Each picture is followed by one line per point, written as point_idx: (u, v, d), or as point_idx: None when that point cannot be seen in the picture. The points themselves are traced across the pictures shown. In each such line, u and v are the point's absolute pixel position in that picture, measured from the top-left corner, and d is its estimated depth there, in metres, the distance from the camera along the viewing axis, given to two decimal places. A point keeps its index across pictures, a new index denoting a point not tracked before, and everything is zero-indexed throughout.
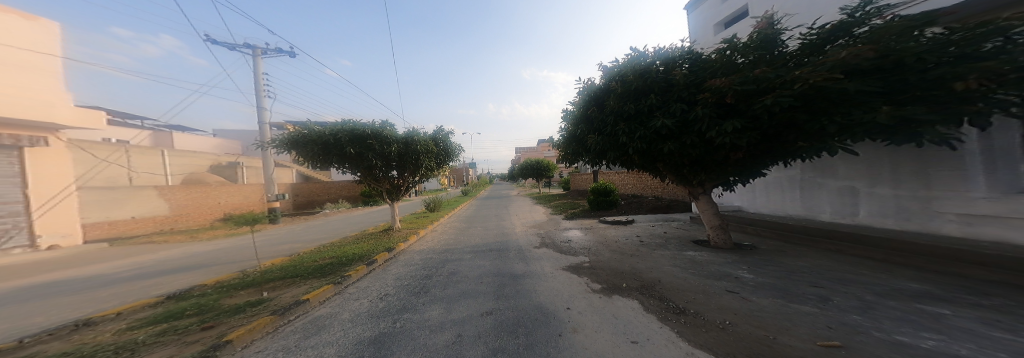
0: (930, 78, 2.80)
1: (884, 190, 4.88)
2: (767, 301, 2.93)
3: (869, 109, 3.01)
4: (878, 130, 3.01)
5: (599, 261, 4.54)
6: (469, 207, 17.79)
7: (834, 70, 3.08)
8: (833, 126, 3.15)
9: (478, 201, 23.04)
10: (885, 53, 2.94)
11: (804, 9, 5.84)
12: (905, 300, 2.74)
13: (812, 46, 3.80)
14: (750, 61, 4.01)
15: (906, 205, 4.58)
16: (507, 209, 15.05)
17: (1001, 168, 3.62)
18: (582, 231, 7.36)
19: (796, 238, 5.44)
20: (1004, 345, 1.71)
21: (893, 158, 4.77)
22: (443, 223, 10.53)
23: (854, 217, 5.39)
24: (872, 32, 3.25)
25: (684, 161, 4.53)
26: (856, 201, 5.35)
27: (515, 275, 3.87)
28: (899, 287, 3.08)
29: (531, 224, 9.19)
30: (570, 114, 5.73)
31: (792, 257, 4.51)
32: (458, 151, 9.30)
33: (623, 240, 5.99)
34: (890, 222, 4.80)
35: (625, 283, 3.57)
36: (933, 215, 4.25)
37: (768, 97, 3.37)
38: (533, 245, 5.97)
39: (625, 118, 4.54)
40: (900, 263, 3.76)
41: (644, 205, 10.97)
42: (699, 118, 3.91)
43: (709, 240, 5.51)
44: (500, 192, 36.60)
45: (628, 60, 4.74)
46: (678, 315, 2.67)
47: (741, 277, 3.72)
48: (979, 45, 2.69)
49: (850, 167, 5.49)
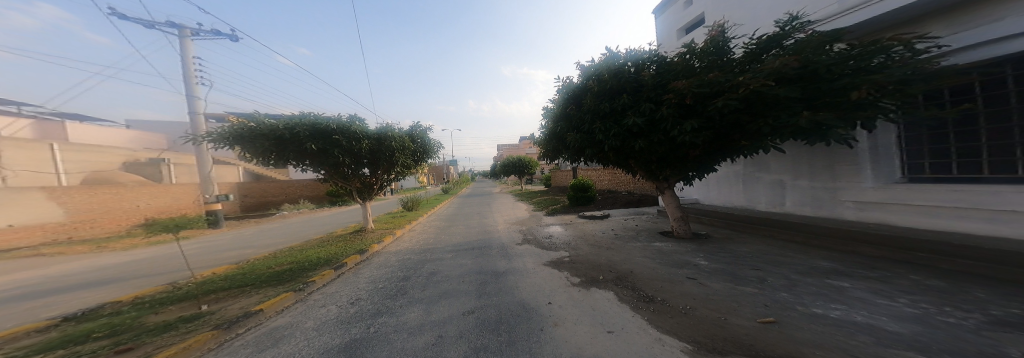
0: (837, 87, 3.31)
1: (804, 182, 5.66)
2: (721, 285, 3.24)
3: (794, 113, 3.49)
4: (799, 132, 3.51)
5: (577, 255, 4.71)
6: (451, 205, 17.41)
7: (768, 77, 3.48)
8: (767, 128, 3.61)
9: (459, 199, 22.48)
10: (805, 64, 3.40)
11: (749, 21, 6.48)
12: (819, 276, 3.22)
13: (752, 54, 4.25)
14: (706, 66, 4.38)
15: (820, 195, 5.36)
16: (486, 207, 14.90)
17: (882, 162, 4.46)
18: (563, 227, 7.56)
19: (741, 226, 6.11)
20: (884, 310, 2.09)
21: (810, 155, 5.55)
22: (422, 222, 10.19)
23: (782, 206, 6.17)
24: (796, 45, 3.74)
25: (652, 158, 4.86)
26: (783, 192, 6.13)
27: (496, 272, 3.87)
28: (814, 265, 3.61)
29: (512, 221, 9.21)
30: (551, 111, 5.86)
31: (739, 243, 5.07)
32: (437, 148, 9.08)
33: (601, 234, 6.28)
34: (808, 210, 5.60)
35: (602, 275, 3.74)
36: (837, 203, 5.06)
37: (720, 100, 3.72)
38: (515, 242, 5.98)
39: (601, 116, 4.75)
40: (815, 245, 4.42)
41: (619, 200, 11.54)
42: (665, 118, 4.20)
43: (672, 231, 5.97)
44: (478, 189, 36.00)
45: (603, 60, 4.93)
46: (647, 303, 2.87)
47: (698, 264, 4.10)
48: (869, 61, 3.27)
49: (778, 162, 6.27)
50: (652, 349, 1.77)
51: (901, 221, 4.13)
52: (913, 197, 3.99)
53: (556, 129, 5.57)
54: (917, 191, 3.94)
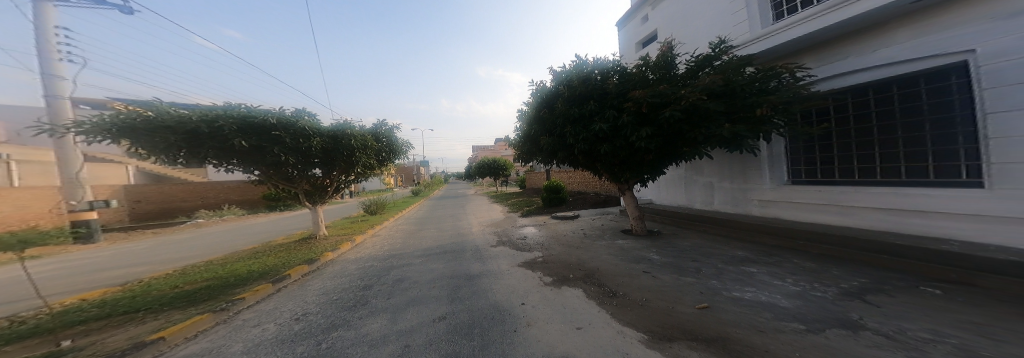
0: (747, 104, 4.01)
1: (726, 184, 6.59)
2: (669, 277, 3.59)
3: (720, 124, 4.10)
4: (724, 141, 4.14)
5: (551, 255, 4.83)
6: (422, 208, 16.57)
7: (703, 92, 4.03)
8: (701, 137, 4.18)
9: (429, 202, 21.50)
10: (728, 83, 4.03)
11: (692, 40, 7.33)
12: (738, 264, 3.77)
13: (692, 70, 4.85)
14: (658, 78, 4.87)
15: (736, 195, 6.30)
16: (458, 209, 14.46)
17: (777, 167, 5.53)
18: (537, 227, 7.64)
19: (683, 222, 6.86)
20: (784, 290, 2.52)
21: (729, 160, 6.51)
22: (384, 226, 9.52)
23: (710, 205, 7.06)
24: (721, 66, 4.40)
25: (615, 161, 5.22)
26: (711, 192, 7.04)
27: (469, 276, 3.78)
28: (732, 255, 4.23)
29: (486, 223, 9.10)
30: (525, 114, 5.98)
31: (684, 238, 5.69)
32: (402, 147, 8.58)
33: (572, 234, 6.53)
34: (728, 207, 6.52)
35: (572, 274, 3.88)
36: (747, 201, 6.06)
37: (668, 110, 4.18)
38: (489, 244, 5.91)
39: (572, 120, 4.99)
40: (739, 237, 5.16)
41: (590, 200, 12.11)
42: (625, 125, 4.56)
43: (631, 229, 6.46)
44: (450, 192, 34.81)
45: (573, 66, 5.18)
46: (611, 298, 3.06)
47: (652, 259, 4.49)
48: (768, 83, 4.03)
49: (709, 166, 7.12)
50: (620, 343, 1.87)
51: (790, 215, 5.21)
52: (797, 196, 5.10)
53: (529, 132, 5.69)
54: (802, 191, 5.03)
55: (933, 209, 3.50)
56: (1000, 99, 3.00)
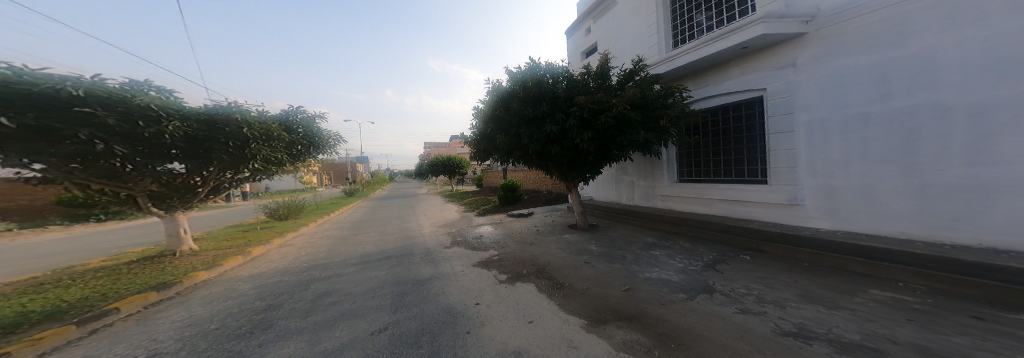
0: (653, 115, 4.85)
1: (640, 183, 7.55)
2: (605, 266, 3.95)
3: (637, 131, 4.78)
4: (640, 146, 4.88)
5: (506, 253, 4.78)
6: (361, 209, 14.67)
7: (628, 102, 4.59)
8: (625, 142, 4.80)
9: (370, 202, 19.17)
10: (644, 96, 4.73)
11: (620, 55, 8.15)
12: (655, 254, 4.42)
13: (620, 82, 5.46)
14: (598, 87, 5.30)
15: (647, 192, 7.31)
16: (405, 210, 13.18)
17: (670, 167, 6.62)
18: (493, 226, 7.51)
19: (614, 215, 7.68)
20: None
21: (639, 163, 7.51)
22: (296, 233, 7.93)
23: (630, 200, 8.00)
24: (638, 81, 5.15)
25: (564, 161, 5.50)
26: (629, 189, 8.00)
27: (418, 280, 3.44)
28: (649, 245, 4.92)
29: (439, 224, 8.53)
30: (480, 111, 5.82)
31: (618, 230, 6.36)
32: (323, 141, 7.24)
33: (526, 231, 6.62)
34: (642, 202, 7.49)
35: (525, 269, 3.90)
36: (653, 198, 7.09)
37: (604, 117, 4.61)
38: (442, 246, 5.54)
39: (527, 121, 5.07)
40: (659, 228, 6.01)
41: (542, 198, 12.56)
42: (571, 128, 4.83)
43: (576, 223, 6.91)
44: (394, 191, 31.75)
45: (527, 68, 5.25)
46: (559, 289, 3.18)
47: (592, 250, 4.88)
48: (666, 99, 4.95)
49: (629, 167, 7.89)
50: (571, 334, 2.15)
51: (682, 206, 6.30)
52: (681, 190, 6.27)
53: (486, 130, 5.60)
54: (685, 187, 6.17)
55: (753, 200, 4.88)
56: (777, 125, 4.52)
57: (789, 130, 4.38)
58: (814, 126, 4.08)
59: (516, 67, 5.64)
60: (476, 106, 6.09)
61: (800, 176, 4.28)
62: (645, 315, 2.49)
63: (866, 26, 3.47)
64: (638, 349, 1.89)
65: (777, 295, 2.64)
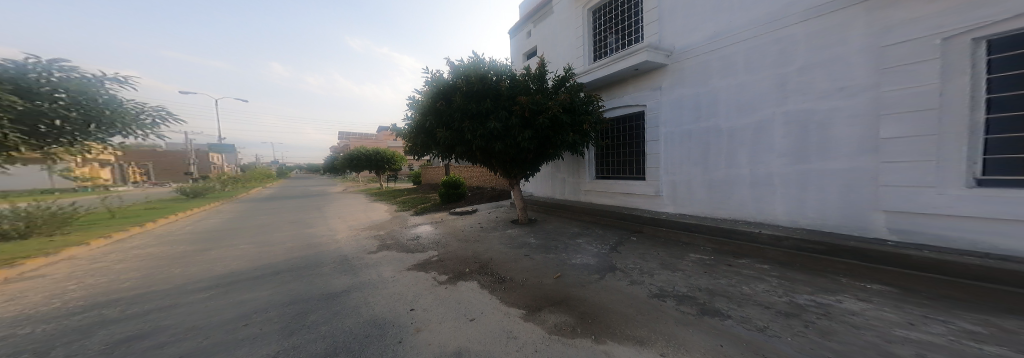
0: (578, 119, 5.34)
1: (566, 179, 8.15)
2: (542, 257, 4.23)
3: (570, 133, 5.18)
4: (571, 146, 5.34)
5: (446, 252, 4.57)
6: (262, 210, 11.94)
7: (561, 106, 4.94)
8: (560, 142, 5.16)
9: (275, 201, 15.81)
10: (572, 103, 5.19)
11: (554, 61, 8.68)
12: (585, 244, 4.90)
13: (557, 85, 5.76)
14: (538, 88, 5.49)
15: (571, 188, 7.98)
16: (322, 211, 11.18)
17: (585, 166, 7.37)
18: (432, 226, 7.10)
19: (548, 210, 8.18)
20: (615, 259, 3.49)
21: (564, 162, 8.14)
22: (88, 257, 5.25)
23: (557, 196, 8.60)
24: (567, 86, 5.59)
25: (506, 158, 5.58)
26: (556, 186, 8.60)
27: (328, 294, 2.96)
28: (580, 237, 5.42)
29: (365, 226, 7.52)
30: (417, 104, 5.38)
31: (554, 223, 6.80)
32: (119, 118, 5.25)
33: (468, 228, 6.49)
34: (569, 197, 8.11)
35: (467, 267, 3.81)
36: (576, 193, 7.78)
37: (545, 117, 4.84)
38: (367, 251, 4.92)
39: (469, 116, 4.94)
40: (587, 220, 6.67)
41: (484, 194, 12.51)
42: (513, 127, 4.92)
43: (518, 218, 7.10)
44: (310, 188, 27.03)
45: (471, 62, 5.12)
46: (502, 284, 3.22)
47: (532, 243, 5.11)
48: (590, 106, 5.54)
49: (555, 165, 8.48)
50: (510, 325, 2.22)
51: (597, 199, 7.13)
52: (597, 186, 7.07)
53: (422, 123, 5.23)
54: (599, 183, 6.98)
55: (637, 192, 6.06)
56: (650, 134, 5.79)
57: (655, 139, 5.70)
58: (669, 137, 5.46)
59: (459, 61, 5.44)
60: (412, 98, 5.61)
61: (659, 173, 5.64)
62: (572, 298, 2.88)
63: (694, 65, 5.03)
64: (566, 329, 2.21)
65: (659, 270, 3.58)
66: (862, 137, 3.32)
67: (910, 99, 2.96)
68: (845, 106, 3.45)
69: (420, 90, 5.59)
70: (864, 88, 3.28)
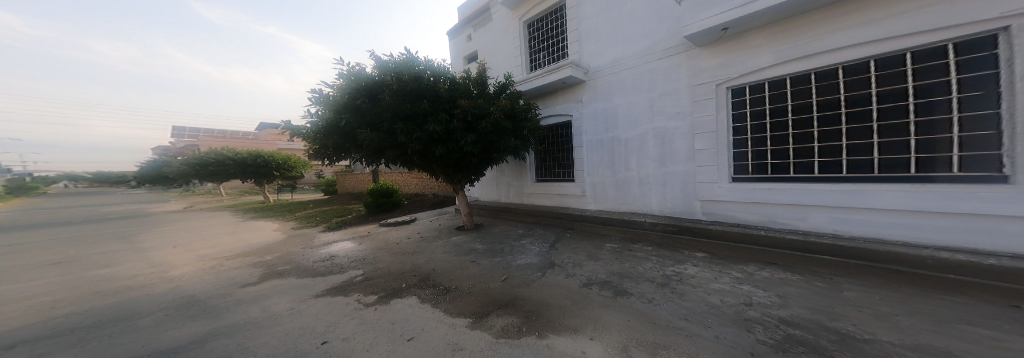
0: (518, 126, 5.51)
1: (509, 183, 8.33)
2: (488, 262, 4.21)
3: (512, 139, 5.29)
4: (512, 150, 5.51)
5: (378, 269, 4.12)
6: (100, 236, 8.81)
7: (503, 111, 5.02)
8: (503, 146, 5.25)
9: (127, 222, 11.90)
10: (514, 109, 5.35)
11: (495, 67, 8.75)
12: (529, 245, 5.07)
13: (500, 89, 5.75)
14: (479, 93, 5.44)
15: (515, 192, 8.17)
16: (205, 232, 8.80)
17: (527, 170, 7.64)
18: (361, 240, 6.34)
19: (494, 214, 8.19)
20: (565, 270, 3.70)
21: (508, 167, 8.30)
22: None
23: (501, 200, 8.71)
24: (510, 91, 5.68)
25: (449, 163, 5.40)
26: (500, 190, 8.69)
27: (199, 343, 2.34)
28: (524, 238, 5.57)
29: (270, 247, 6.26)
30: (334, 100, 4.75)
31: (499, 227, 6.85)
32: None
33: (406, 240, 6.00)
34: (513, 200, 8.30)
35: (404, 282, 3.53)
36: (520, 197, 8.01)
37: (489, 120, 4.85)
38: (256, 282, 4.01)
39: (403, 117, 4.69)
40: (531, 221, 6.93)
41: (424, 202, 11.85)
42: (455, 130, 4.82)
43: (463, 225, 6.89)
44: (189, 203, 21.20)
45: (403, 59, 4.89)
46: (444, 294, 3.08)
47: (478, 248, 5.04)
48: (530, 114, 5.78)
49: (499, 169, 8.58)
50: (453, 336, 2.14)
51: (539, 201, 7.48)
52: (538, 189, 7.41)
53: (339, 122, 4.63)
54: (541, 186, 7.33)
55: (572, 193, 6.58)
56: (577, 141, 6.44)
57: (580, 145, 6.40)
58: (589, 144, 6.22)
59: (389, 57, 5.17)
60: (325, 93, 4.89)
61: (583, 175, 6.32)
62: (519, 299, 2.94)
63: (606, 83, 5.83)
64: (512, 330, 2.24)
65: (586, 261, 3.98)
66: (687, 148, 4.70)
67: (708, 124, 4.41)
68: (677, 127, 4.81)
69: (338, 84, 4.93)
70: (686, 115, 4.69)
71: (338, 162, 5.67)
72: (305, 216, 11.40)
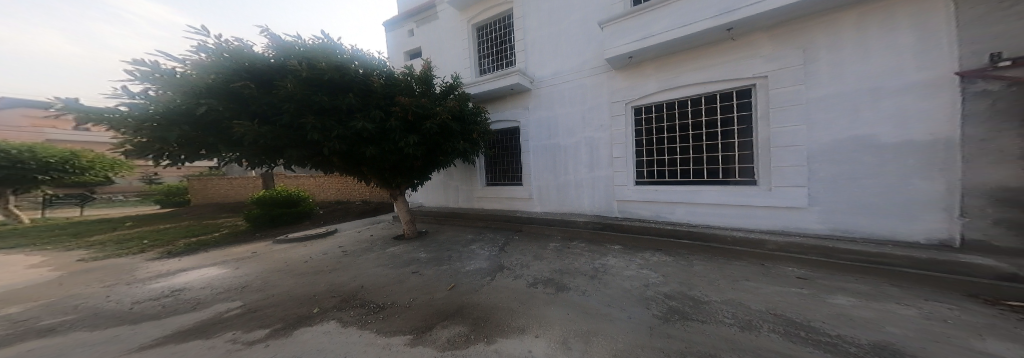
0: (467, 129, 5.22)
1: (457, 187, 7.84)
2: (433, 271, 3.77)
3: (459, 142, 4.96)
4: (460, 153, 5.25)
5: (280, 294, 3.23)
6: None
7: (450, 112, 4.69)
8: (449, 149, 4.88)
9: None
10: (462, 112, 5.05)
11: (443, 66, 8.12)
12: (480, 250, 4.75)
13: (446, 90, 5.30)
14: (422, 92, 4.90)
15: (463, 196, 7.72)
16: None
17: (478, 173, 7.32)
18: (260, 260, 4.98)
19: (439, 221, 7.55)
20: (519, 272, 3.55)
21: (456, 171, 7.82)
22: None
23: (448, 205, 8.11)
24: (458, 94, 5.35)
25: (384, 166, 4.73)
26: (447, 194, 8.11)
27: None
28: (474, 243, 5.22)
29: (99, 278, 4.33)
30: (192, 77, 3.31)
31: (444, 234, 6.29)
32: None
33: (321, 256, 4.93)
34: (462, 205, 7.82)
35: (317, 307, 2.82)
36: (469, 201, 7.60)
37: (433, 122, 4.47)
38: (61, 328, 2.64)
39: (315, 110, 3.87)
40: (482, 225, 6.60)
41: (348, 211, 10.25)
42: (393, 129, 4.31)
43: (403, 234, 6.13)
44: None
45: (317, 44, 3.99)
46: (376, 313, 2.57)
47: (421, 257, 4.48)
48: (479, 117, 5.56)
49: (447, 172, 8.02)
50: None
51: (489, 206, 7.22)
52: (489, 193, 7.14)
53: (197, 109, 3.24)
54: (492, 190, 7.09)
55: (523, 196, 6.55)
56: (526, 146, 6.45)
57: (526, 151, 6.46)
58: (535, 149, 6.33)
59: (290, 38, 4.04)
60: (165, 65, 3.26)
61: (530, 178, 6.42)
62: (467, 306, 2.64)
63: (547, 94, 6.07)
64: (460, 340, 1.99)
65: (533, 262, 3.92)
66: (608, 156, 5.32)
67: (622, 136, 5.11)
68: (599, 137, 5.42)
69: (197, 57, 3.44)
70: (606, 127, 5.32)
71: (190, 162, 3.93)
72: (171, 230, 8.53)
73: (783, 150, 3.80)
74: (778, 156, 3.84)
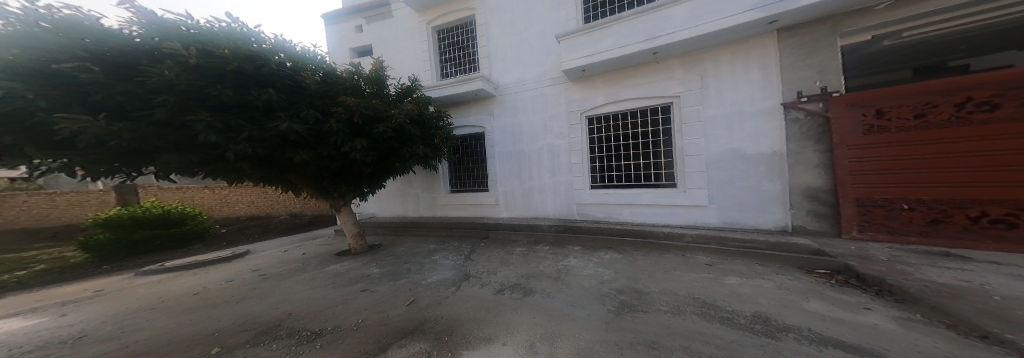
0: (426, 134, 5.02)
1: (417, 194, 7.44)
2: (387, 286, 3.45)
3: (415, 146, 4.70)
4: (419, 159, 4.95)
5: (180, 330, 2.64)
6: None
7: (407, 115, 4.46)
8: (404, 154, 4.59)
9: None
10: (421, 115, 4.82)
11: (397, 66, 7.71)
12: (440, 259, 4.53)
13: (401, 93, 4.98)
14: (371, 94, 4.50)
15: (424, 204, 7.34)
16: None
17: (439, 179, 7.03)
18: (156, 293, 4.04)
19: (396, 231, 7.05)
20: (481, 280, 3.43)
21: (415, 177, 7.42)
22: None
23: (406, 214, 7.63)
24: (411, 97, 5.07)
25: (323, 173, 4.27)
26: (405, 203, 7.63)
27: None
28: (433, 253, 4.96)
29: None
30: None
31: (400, 245, 5.87)
32: None
33: (244, 282, 4.20)
34: (422, 213, 7.43)
35: (219, 344, 2.30)
36: (430, 209, 7.26)
37: (381, 126, 4.12)
38: None
39: (217, 110, 2.99)
40: (444, 234, 6.34)
41: (278, 228, 8.99)
42: (334, 131, 3.88)
43: (349, 248, 5.55)
44: None
45: (216, 28, 3.07)
46: (311, 341, 2.23)
47: (373, 273, 4.10)
48: (439, 121, 5.35)
49: (404, 179, 7.56)
50: None
51: (452, 213, 6.98)
52: (451, 199, 6.91)
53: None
54: (455, 196, 6.88)
55: (486, 202, 6.47)
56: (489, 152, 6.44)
57: (491, 157, 6.41)
58: (496, 155, 6.35)
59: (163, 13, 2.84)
60: None
61: (495, 184, 6.39)
62: (426, 321, 2.42)
63: (507, 100, 6.15)
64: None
65: (499, 268, 3.84)
66: (567, 162, 5.50)
67: (578, 143, 5.35)
68: (558, 144, 5.60)
69: None
70: (563, 134, 5.53)
71: None
72: None
73: (691, 159, 4.37)
74: (688, 163, 4.40)
